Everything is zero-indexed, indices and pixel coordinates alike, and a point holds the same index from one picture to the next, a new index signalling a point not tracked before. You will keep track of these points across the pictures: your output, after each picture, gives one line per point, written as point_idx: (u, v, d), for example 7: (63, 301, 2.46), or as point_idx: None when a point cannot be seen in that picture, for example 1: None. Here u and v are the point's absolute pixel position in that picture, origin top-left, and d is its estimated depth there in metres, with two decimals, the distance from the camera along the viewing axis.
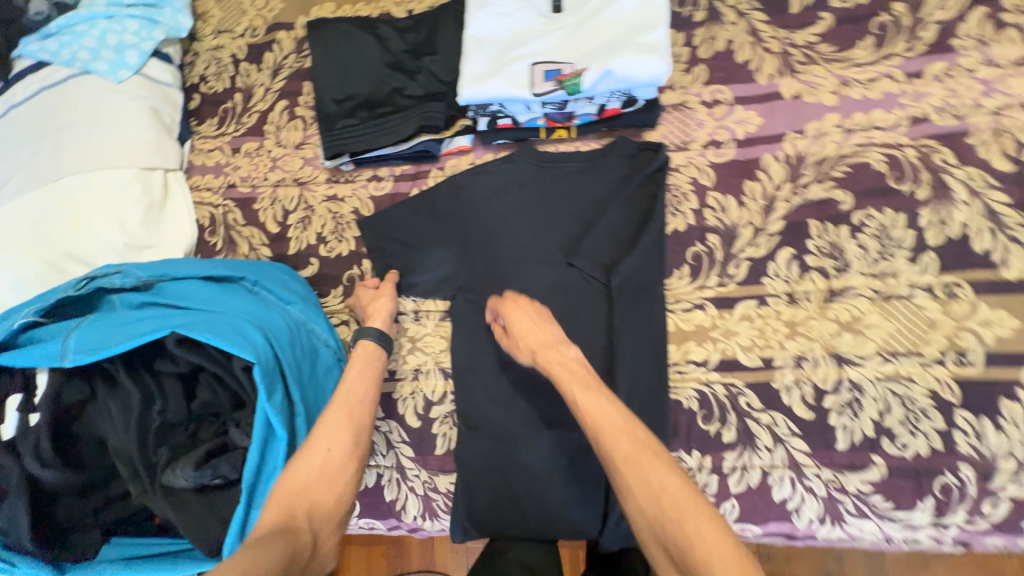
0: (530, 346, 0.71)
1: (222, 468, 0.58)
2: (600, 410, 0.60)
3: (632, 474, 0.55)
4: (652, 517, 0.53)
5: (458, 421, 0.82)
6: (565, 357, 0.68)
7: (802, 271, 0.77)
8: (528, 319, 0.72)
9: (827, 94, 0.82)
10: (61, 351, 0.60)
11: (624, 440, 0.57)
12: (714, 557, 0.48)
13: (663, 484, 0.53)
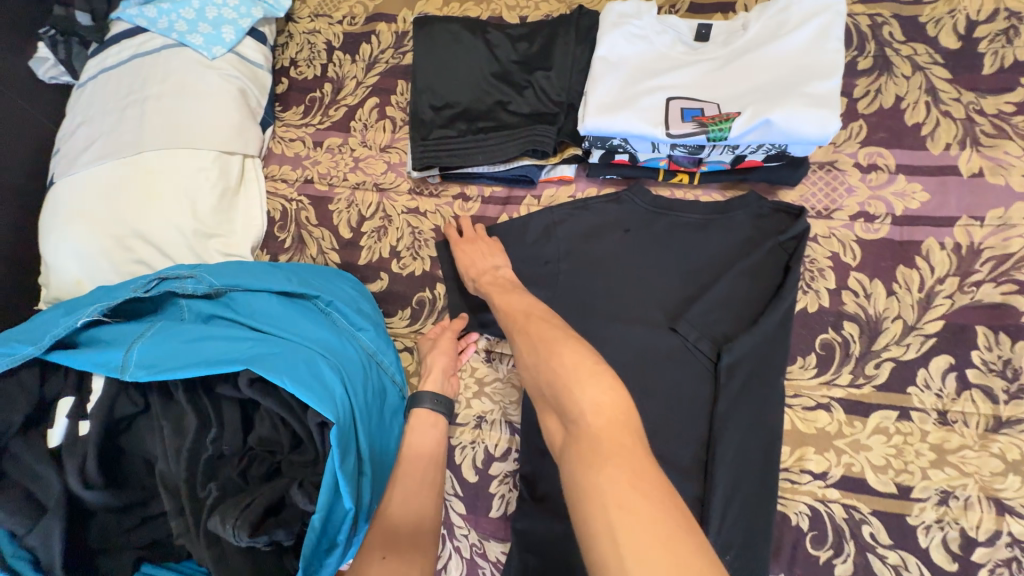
0: (481, 269, 0.75)
1: (278, 534, 0.51)
2: (515, 300, 0.66)
3: (524, 341, 0.59)
4: (536, 376, 0.56)
5: (522, 486, 0.72)
6: (500, 281, 0.72)
7: (962, 387, 0.64)
8: (471, 257, 0.77)
9: (1019, 178, 0.68)
10: (123, 362, 0.54)
11: (521, 318, 0.62)
12: (575, 378, 0.50)
13: (543, 337, 0.57)
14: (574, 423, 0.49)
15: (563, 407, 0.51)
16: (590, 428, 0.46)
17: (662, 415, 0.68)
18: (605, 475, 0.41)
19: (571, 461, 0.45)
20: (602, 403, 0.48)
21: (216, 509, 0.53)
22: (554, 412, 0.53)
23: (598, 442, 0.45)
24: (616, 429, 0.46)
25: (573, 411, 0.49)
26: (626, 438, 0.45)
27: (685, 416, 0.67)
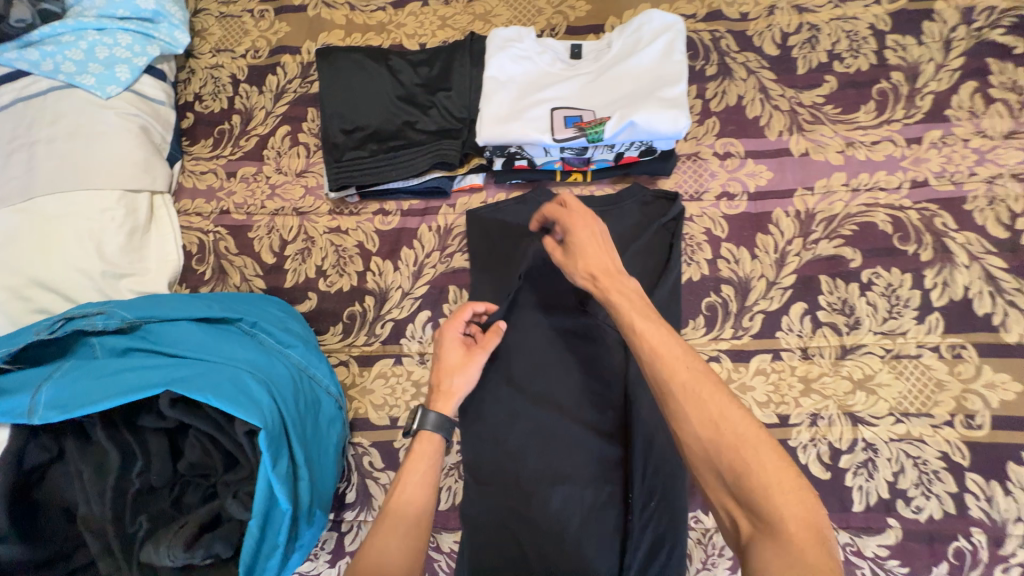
0: (591, 262, 0.65)
1: (216, 547, 0.52)
2: (659, 339, 0.56)
3: (694, 407, 0.51)
4: (710, 451, 0.50)
5: (466, 474, 0.77)
6: (624, 288, 0.63)
7: (815, 326, 0.78)
8: (587, 243, 0.66)
9: (834, 154, 0.85)
10: (30, 407, 0.53)
11: (682, 369, 0.53)
12: (773, 483, 0.46)
13: (717, 413, 0.50)
14: (764, 524, 0.46)
15: (749, 503, 0.47)
16: (784, 539, 0.44)
17: (578, 386, 0.77)
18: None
19: (764, 567, 0.44)
20: (805, 518, 0.45)
21: (150, 539, 0.53)
22: (736, 500, 0.48)
23: (810, 563, 0.42)
24: (821, 551, 0.43)
25: (768, 514, 0.45)
26: (828, 560, 0.43)
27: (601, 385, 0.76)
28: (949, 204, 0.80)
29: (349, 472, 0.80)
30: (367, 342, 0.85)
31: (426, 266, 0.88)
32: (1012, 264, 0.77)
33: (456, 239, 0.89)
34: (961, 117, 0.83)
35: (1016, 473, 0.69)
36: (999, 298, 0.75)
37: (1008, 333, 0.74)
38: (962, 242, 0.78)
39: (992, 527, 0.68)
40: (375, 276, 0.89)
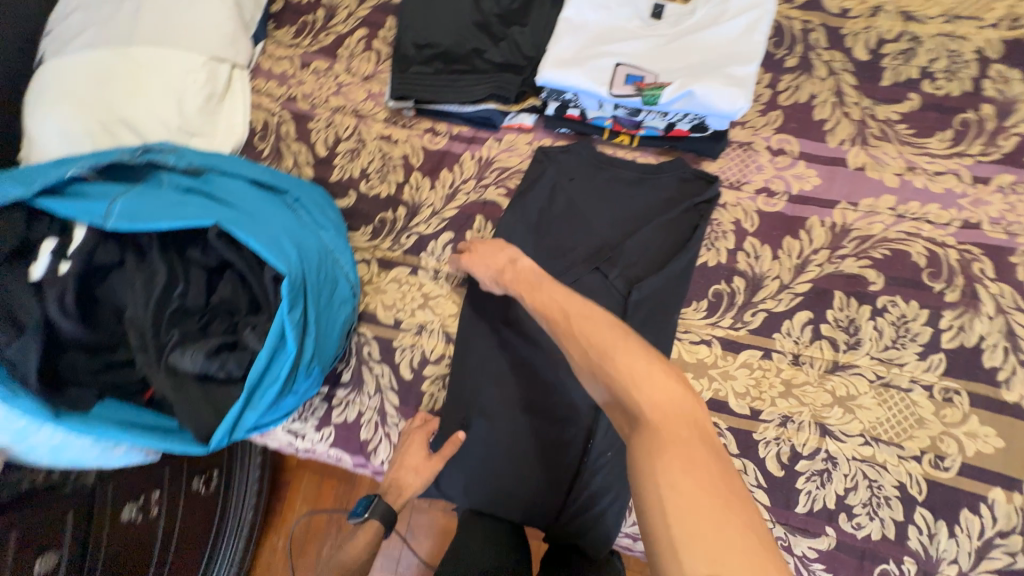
0: (493, 270, 0.76)
1: (229, 364, 0.61)
2: (556, 299, 0.65)
3: (573, 342, 0.58)
4: (589, 371, 0.55)
5: (448, 386, 0.84)
6: (518, 274, 0.73)
7: (814, 337, 0.79)
8: (489, 261, 0.77)
9: (891, 175, 0.82)
10: (105, 212, 0.61)
11: (569, 315, 0.61)
12: (631, 381, 0.50)
13: (587, 338, 0.57)
14: (633, 419, 0.49)
15: (621, 404, 0.51)
16: (649, 426, 0.48)
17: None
18: (663, 471, 0.44)
19: (631, 453, 0.47)
20: (661, 403, 0.49)
21: (178, 346, 0.62)
22: (614, 407, 0.53)
23: (663, 439, 0.46)
24: (680, 429, 0.47)
25: (633, 411, 0.50)
26: (685, 434, 0.46)
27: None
28: (995, 252, 0.77)
29: (349, 356, 0.88)
30: (391, 248, 0.92)
31: (460, 191, 0.93)
32: None
33: (493, 172, 0.93)
34: None
35: (967, 520, 0.71)
36: (1012, 355, 0.74)
37: (1008, 391, 0.73)
38: (994, 292, 0.76)
39: (925, 561, 0.71)
40: (412, 189, 0.94)
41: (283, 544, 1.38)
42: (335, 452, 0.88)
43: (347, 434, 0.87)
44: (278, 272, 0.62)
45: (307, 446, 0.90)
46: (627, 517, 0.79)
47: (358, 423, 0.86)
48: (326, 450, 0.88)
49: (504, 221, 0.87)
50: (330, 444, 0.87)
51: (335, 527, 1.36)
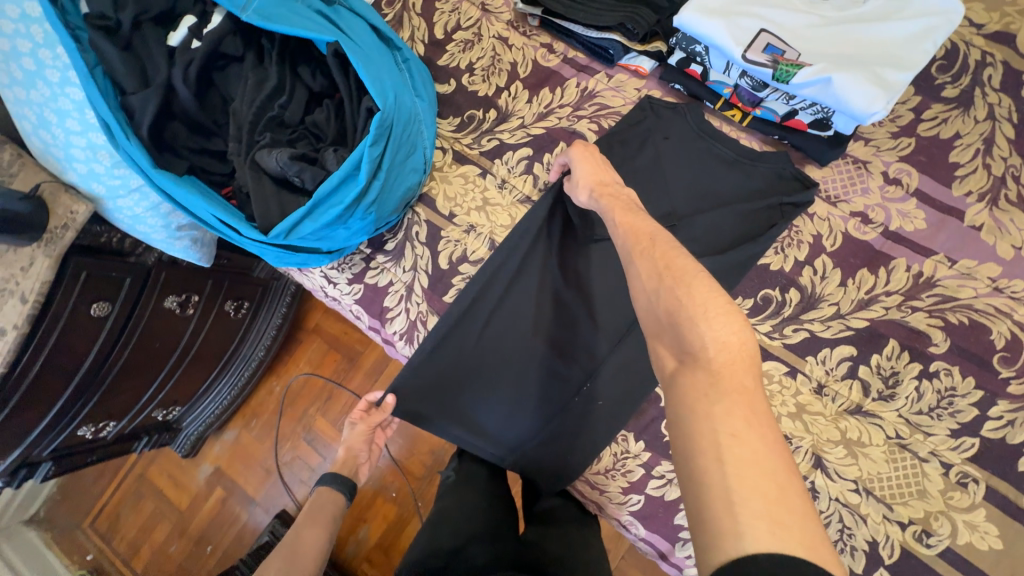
0: (593, 176, 0.69)
1: (305, 176, 0.65)
2: (632, 220, 0.57)
3: (643, 261, 0.50)
4: (650, 299, 0.47)
5: (468, 293, 0.82)
6: (619, 197, 0.64)
7: (847, 374, 0.76)
8: (590, 171, 0.70)
9: (1007, 245, 0.74)
10: (244, 4, 0.65)
11: (646, 239, 0.53)
12: (701, 313, 0.42)
13: (656, 262, 0.48)
14: (687, 354, 0.42)
15: (676, 336, 0.43)
16: (711, 366, 0.40)
17: (600, 290, 0.83)
18: (724, 418, 0.37)
19: (681, 392, 0.40)
20: (730, 344, 0.41)
21: (267, 145, 0.68)
22: (665, 340, 0.45)
23: (724, 384, 0.39)
24: (744, 373, 0.40)
25: (694, 347, 0.41)
26: (749, 383, 0.39)
27: (610, 301, 0.83)
28: None
29: (398, 229, 0.93)
30: (470, 145, 0.94)
31: (554, 114, 0.92)
32: None
33: (591, 106, 0.91)
34: None
35: None
36: None
37: None
38: None
39: None
40: (509, 96, 0.94)
41: (280, 390, 1.51)
42: (357, 309, 0.94)
43: (373, 297, 0.93)
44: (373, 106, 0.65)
45: (335, 295, 0.97)
46: (593, 463, 0.82)
47: (385, 290, 0.92)
48: (350, 305, 0.94)
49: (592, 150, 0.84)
50: (355, 300, 0.94)
51: (326, 394, 1.47)
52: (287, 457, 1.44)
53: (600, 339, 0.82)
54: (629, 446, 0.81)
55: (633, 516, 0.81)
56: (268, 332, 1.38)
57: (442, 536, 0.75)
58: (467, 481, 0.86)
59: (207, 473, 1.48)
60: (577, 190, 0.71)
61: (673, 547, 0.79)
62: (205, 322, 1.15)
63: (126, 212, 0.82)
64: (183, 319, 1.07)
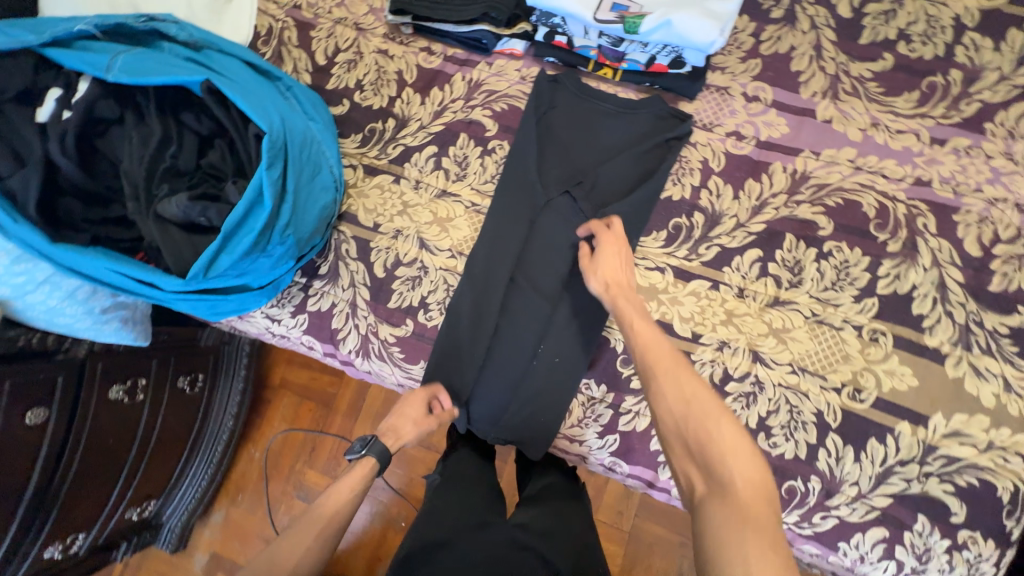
0: (605, 276, 0.77)
1: (209, 213, 0.66)
2: (651, 337, 0.66)
3: (669, 384, 0.60)
4: (673, 416, 0.58)
5: (453, 299, 0.89)
6: (631, 299, 0.73)
7: (760, 274, 0.84)
8: (607, 275, 0.77)
9: (855, 129, 0.86)
10: (107, 65, 0.67)
11: (667, 361, 0.62)
12: (728, 454, 0.52)
13: (677, 384, 0.59)
14: (715, 483, 0.52)
15: (704, 466, 0.54)
16: (738, 500, 0.50)
17: (545, 253, 0.90)
18: (751, 549, 0.46)
19: (713, 520, 0.50)
20: (750, 478, 0.51)
21: (166, 195, 0.68)
22: (694, 465, 0.55)
23: (751, 516, 0.49)
24: (763, 505, 0.50)
25: (722, 481, 0.52)
26: (768, 516, 0.49)
27: (559, 259, 0.89)
28: (940, 209, 0.81)
29: (328, 251, 0.94)
30: (377, 156, 0.97)
31: (448, 110, 0.97)
32: (970, 281, 0.79)
33: (481, 94, 0.96)
34: (996, 134, 0.82)
35: (872, 447, 0.77)
36: (940, 305, 0.79)
37: (931, 336, 0.78)
38: (933, 246, 0.80)
39: (829, 481, 0.78)
40: (403, 104, 0.98)
41: (259, 456, 1.46)
42: (308, 339, 0.94)
43: (320, 323, 0.93)
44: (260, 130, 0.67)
45: (282, 332, 0.96)
46: (566, 418, 0.86)
47: (330, 313, 0.93)
48: (299, 337, 0.94)
49: (506, 140, 0.94)
50: (303, 330, 0.94)
51: (309, 446, 1.43)
52: (284, 519, 1.40)
53: (581, 313, 0.86)
54: (594, 392, 0.85)
55: (614, 456, 0.85)
56: (229, 397, 1.35)
57: (438, 521, 0.76)
58: (455, 472, 0.87)
59: (204, 561, 1.40)
60: (589, 279, 0.78)
61: (657, 473, 0.83)
62: (160, 405, 1.11)
63: (40, 306, 0.84)
64: (134, 407, 1.04)
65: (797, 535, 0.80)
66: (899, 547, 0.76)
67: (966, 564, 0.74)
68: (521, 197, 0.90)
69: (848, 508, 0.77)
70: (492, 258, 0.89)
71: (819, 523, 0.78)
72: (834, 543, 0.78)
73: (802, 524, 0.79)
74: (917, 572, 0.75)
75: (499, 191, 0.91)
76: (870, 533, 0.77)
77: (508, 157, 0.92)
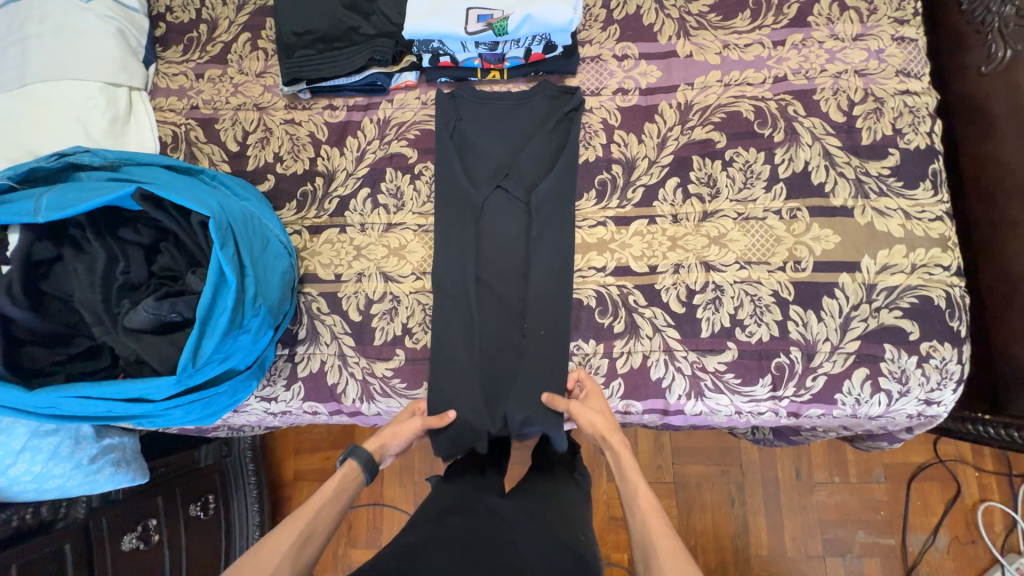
0: (607, 424, 0.82)
1: (180, 306, 0.69)
2: (653, 509, 0.70)
3: (666, 563, 0.62)
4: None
5: (432, 314, 0.94)
6: (627, 455, 0.79)
7: (685, 197, 0.94)
8: (599, 423, 0.82)
9: (713, 55, 0.99)
10: (34, 209, 0.69)
11: (666, 539, 0.66)
12: None
13: (665, 543, 0.65)
14: None
15: None
16: None
17: (498, 245, 0.97)
18: None
19: None
20: None
21: (130, 308, 0.71)
22: None
23: None
24: None
25: None
26: None
27: (513, 246, 0.97)
28: (802, 95, 0.95)
29: (300, 316, 0.97)
30: (317, 215, 1.01)
31: (368, 152, 1.03)
32: (846, 143, 0.93)
33: (392, 129, 1.03)
34: (819, 23, 0.98)
35: (828, 304, 0.88)
36: (832, 170, 0.92)
37: (835, 197, 0.91)
38: (808, 126, 0.94)
39: (806, 345, 0.87)
40: (325, 161, 1.04)
41: None
42: (309, 405, 0.96)
43: (316, 384, 0.95)
44: (204, 218, 0.71)
45: (282, 409, 0.97)
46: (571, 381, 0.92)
47: (323, 371, 0.95)
48: (300, 406, 0.96)
49: (429, 160, 1.01)
50: (302, 398, 0.95)
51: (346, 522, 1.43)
52: None
53: (549, 290, 0.94)
54: (585, 349, 0.92)
55: (625, 398, 0.91)
56: (244, 507, 1.34)
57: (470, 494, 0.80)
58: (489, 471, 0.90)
59: None
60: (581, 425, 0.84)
61: (666, 399, 0.90)
62: (178, 540, 1.15)
63: (25, 475, 0.91)
64: (151, 550, 1.08)
65: (800, 404, 0.88)
66: (882, 378, 0.86)
67: (937, 370, 0.85)
68: (459, 205, 0.97)
69: (830, 362, 0.87)
70: (455, 271, 0.95)
71: (813, 385, 0.87)
72: (831, 398, 0.87)
73: (800, 392, 0.88)
74: (903, 394, 0.86)
75: (438, 206, 0.98)
76: (855, 376, 0.86)
77: (435, 175, 0.99)
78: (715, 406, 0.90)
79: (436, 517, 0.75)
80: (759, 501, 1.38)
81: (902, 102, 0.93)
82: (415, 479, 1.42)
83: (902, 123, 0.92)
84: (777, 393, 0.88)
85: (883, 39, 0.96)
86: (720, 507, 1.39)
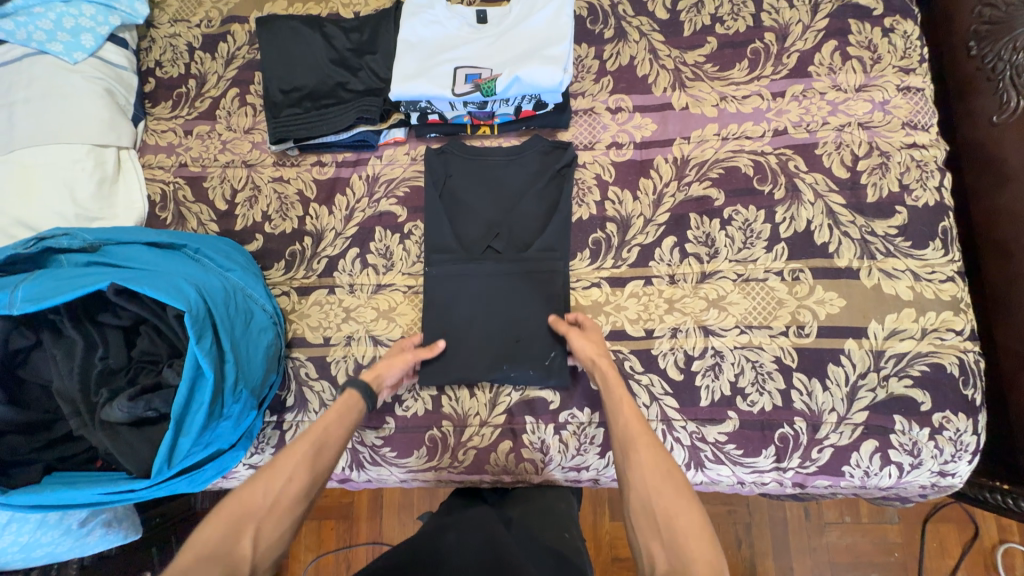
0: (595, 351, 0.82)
1: (155, 402, 0.69)
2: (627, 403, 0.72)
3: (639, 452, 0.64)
4: (673, 562, 0.53)
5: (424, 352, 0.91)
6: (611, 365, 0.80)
7: (682, 257, 0.91)
8: (589, 348, 0.82)
9: (709, 107, 0.96)
10: (9, 301, 0.66)
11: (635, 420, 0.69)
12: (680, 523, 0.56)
13: (663, 494, 0.59)
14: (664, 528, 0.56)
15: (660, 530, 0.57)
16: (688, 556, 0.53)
17: (489, 308, 0.92)
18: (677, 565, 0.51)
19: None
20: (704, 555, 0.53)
21: (107, 400, 0.70)
22: (654, 534, 0.57)
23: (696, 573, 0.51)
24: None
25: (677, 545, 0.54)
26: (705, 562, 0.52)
27: (505, 307, 0.92)
28: (803, 149, 0.92)
29: (289, 382, 0.95)
30: (306, 276, 0.99)
31: (356, 211, 1.01)
32: (850, 200, 0.89)
33: (382, 186, 1.01)
34: (820, 73, 0.94)
35: (834, 372, 0.84)
36: (835, 229, 0.88)
37: (839, 258, 0.87)
38: (810, 182, 0.90)
39: (811, 416, 0.84)
40: (313, 219, 1.02)
41: None
42: None
43: None
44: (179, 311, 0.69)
45: None
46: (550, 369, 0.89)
47: None
48: None
49: (419, 219, 0.99)
50: None
51: (344, 564, 1.39)
52: None
53: (544, 336, 0.91)
54: (581, 418, 0.89)
55: None
56: None
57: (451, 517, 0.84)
58: None
59: None
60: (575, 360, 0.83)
61: None
62: None
63: (13, 546, 0.87)
64: None
65: (806, 476, 0.84)
66: (892, 451, 0.82)
67: (951, 442, 0.81)
68: (451, 259, 0.94)
69: (837, 434, 0.83)
70: (447, 339, 0.92)
71: (819, 457, 0.83)
72: (838, 470, 0.83)
73: (806, 464, 0.84)
74: (915, 466, 0.82)
75: (431, 264, 0.95)
76: (863, 448, 0.82)
77: (425, 233, 0.96)
78: (715, 476, 0.86)
79: (429, 534, 0.77)
80: (768, 543, 1.33)
81: (909, 155, 0.89)
82: (412, 523, 1.39)
83: (909, 178, 0.88)
84: (780, 464, 0.84)
85: (888, 90, 0.92)
86: (726, 550, 1.34)
